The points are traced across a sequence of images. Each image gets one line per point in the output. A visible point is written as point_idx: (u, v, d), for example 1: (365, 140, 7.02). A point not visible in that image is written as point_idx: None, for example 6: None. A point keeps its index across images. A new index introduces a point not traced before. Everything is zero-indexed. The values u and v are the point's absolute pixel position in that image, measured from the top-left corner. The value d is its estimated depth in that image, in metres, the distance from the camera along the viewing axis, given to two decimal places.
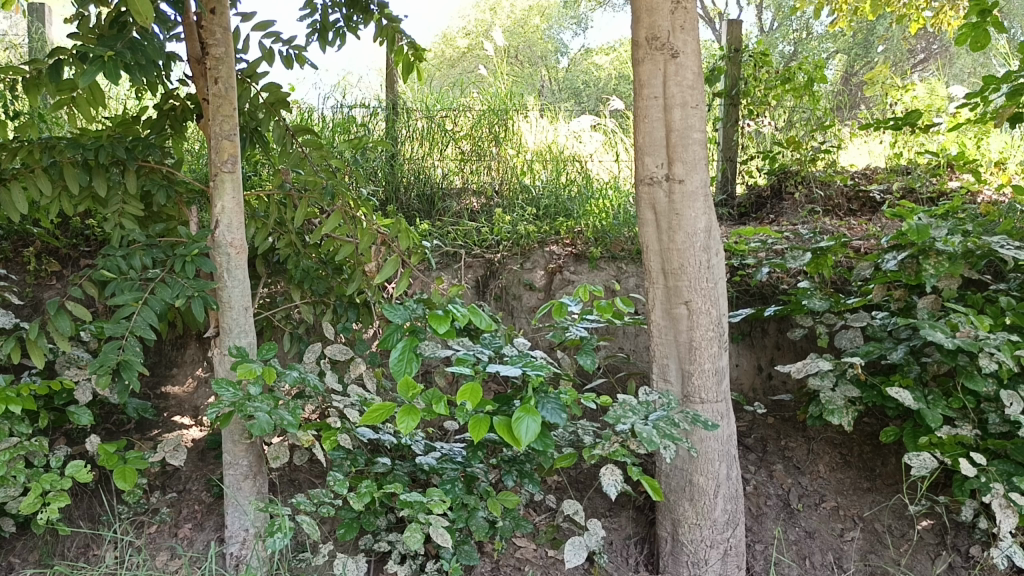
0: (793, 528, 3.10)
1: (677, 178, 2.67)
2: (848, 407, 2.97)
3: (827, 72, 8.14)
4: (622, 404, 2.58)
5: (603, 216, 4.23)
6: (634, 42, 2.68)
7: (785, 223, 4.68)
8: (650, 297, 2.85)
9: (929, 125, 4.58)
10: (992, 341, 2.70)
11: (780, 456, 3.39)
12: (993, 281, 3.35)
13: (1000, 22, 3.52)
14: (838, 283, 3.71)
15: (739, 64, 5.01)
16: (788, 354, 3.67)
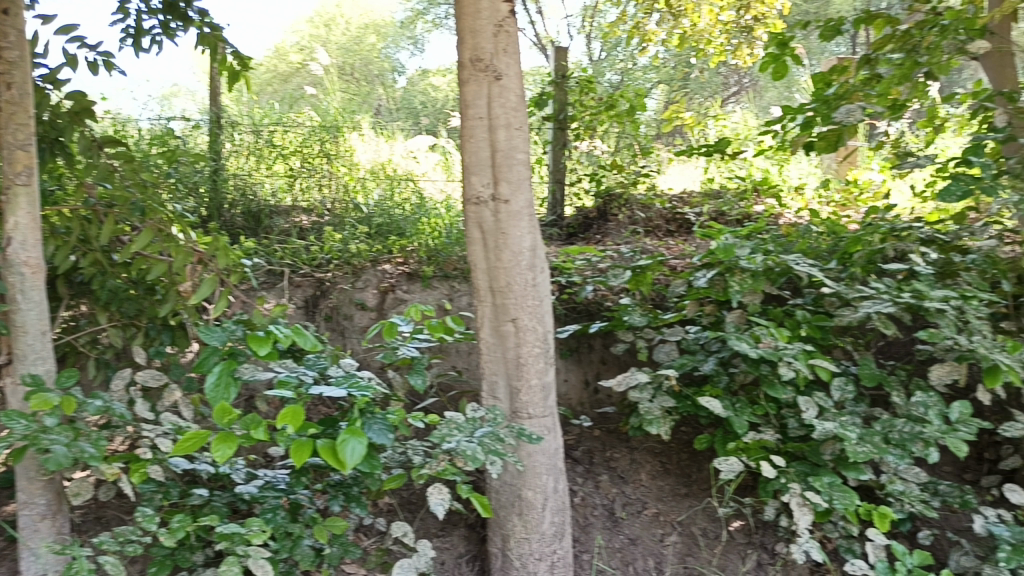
0: (616, 536, 3.22)
1: (502, 198, 2.71)
2: (665, 417, 3.13)
3: (650, 100, 8.61)
4: (448, 422, 2.59)
5: (435, 235, 4.26)
6: (459, 62, 2.71)
7: (610, 242, 4.90)
8: (478, 315, 2.86)
9: (737, 153, 4.91)
10: (789, 350, 2.95)
11: (605, 467, 3.51)
12: (792, 296, 3.64)
13: (796, 58, 3.86)
14: (657, 299, 3.90)
15: (566, 90, 5.22)
16: (612, 368, 3.82)
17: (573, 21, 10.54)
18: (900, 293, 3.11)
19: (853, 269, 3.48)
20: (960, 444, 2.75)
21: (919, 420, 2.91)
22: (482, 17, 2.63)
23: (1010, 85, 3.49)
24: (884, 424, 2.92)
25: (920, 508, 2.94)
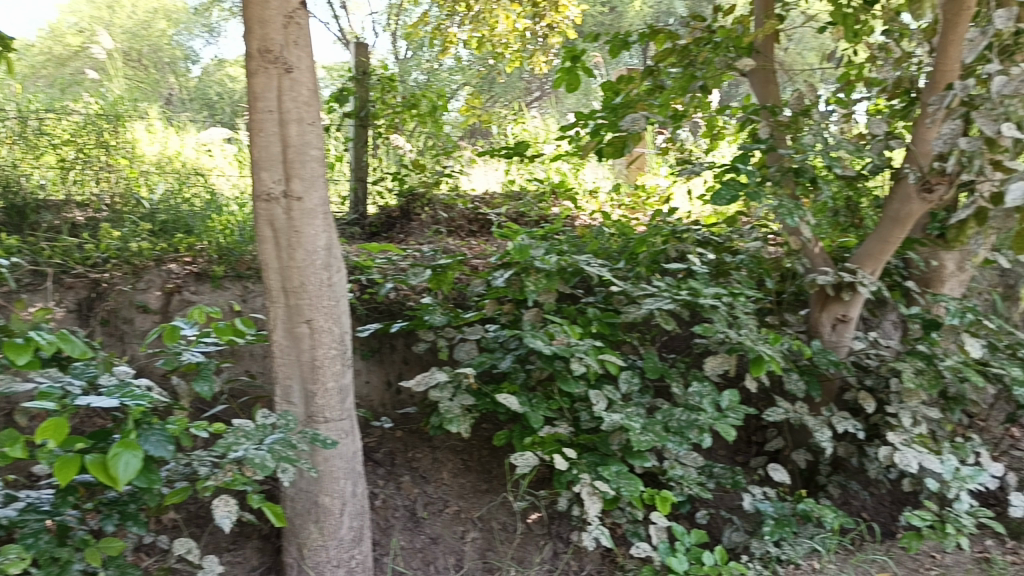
0: (417, 536, 3.20)
1: (295, 194, 2.62)
2: (464, 414, 3.15)
3: (454, 102, 8.68)
4: (236, 430, 2.47)
5: (227, 233, 4.05)
6: (246, 53, 2.57)
7: (412, 242, 4.86)
8: (270, 316, 2.75)
9: (536, 156, 5.05)
10: (580, 347, 3.07)
11: (407, 468, 3.48)
12: (585, 294, 3.81)
13: (588, 68, 4.03)
14: (458, 298, 3.93)
15: (367, 87, 5.15)
16: (414, 368, 3.81)
17: (379, 19, 10.40)
18: (679, 290, 3.33)
19: (639, 268, 3.69)
20: (729, 429, 2.99)
21: (696, 408, 3.13)
22: (270, 6, 2.50)
23: (772, 101, 3.79)
24: (664, 414, 3.12)
25: (697, 490, 3.16)
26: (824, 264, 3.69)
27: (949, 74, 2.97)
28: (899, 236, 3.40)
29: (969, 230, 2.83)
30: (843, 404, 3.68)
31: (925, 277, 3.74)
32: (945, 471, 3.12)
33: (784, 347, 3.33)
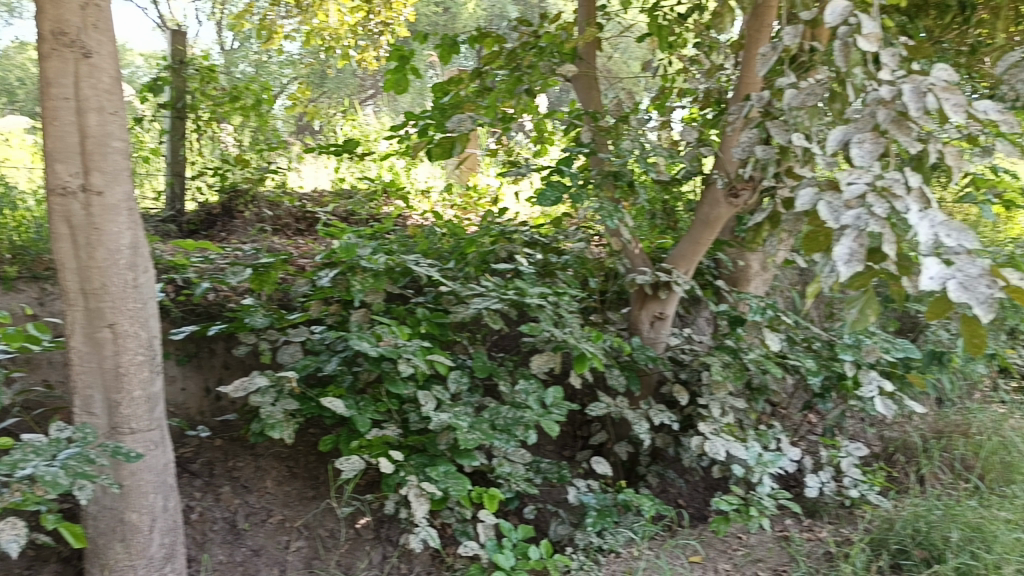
0: (238, 549, 3.05)
1: (95, 189, 2.42)
2: (287, 420, 3.02)
3: (283, 97, 8.37)
4: (24, 445, 2.25)
5: (21, 229, 3.69)
6: (36, 33, 2.34)
7: (234, 241, 4.62)
8: (67, 321, 2.52)
9: (366, 154, 4.96)
10: (408, 347, 3.03)
11: (227, 478, 3.29)
12: (414, 294, 3.79)
13: (416, 67, 4.01)
14: (283, 299, 3.79)
15: (184, 77, 4.83)
16: (236, 372, 3.63)
17: (201, 7, 9.88)
18: (506, 290, 3.37)
19: (468, 268, 3.71)
20: (553, 425, 3.05)
21: (521, 406, 3.17)
22: None
23: (594, 107, 3.91)
24: (491, 412, 3.15)
25: (524, 486, 3.21)
26: (644, 264, 3.86)
27: (752, 87, 3.12)
28: (709, 238, 3.62)
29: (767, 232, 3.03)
30: (661, 398, 3.87)
31: (734, 276, 3.99)
32: (750, 457, 3.34)
33: (606, 344, 3.45)
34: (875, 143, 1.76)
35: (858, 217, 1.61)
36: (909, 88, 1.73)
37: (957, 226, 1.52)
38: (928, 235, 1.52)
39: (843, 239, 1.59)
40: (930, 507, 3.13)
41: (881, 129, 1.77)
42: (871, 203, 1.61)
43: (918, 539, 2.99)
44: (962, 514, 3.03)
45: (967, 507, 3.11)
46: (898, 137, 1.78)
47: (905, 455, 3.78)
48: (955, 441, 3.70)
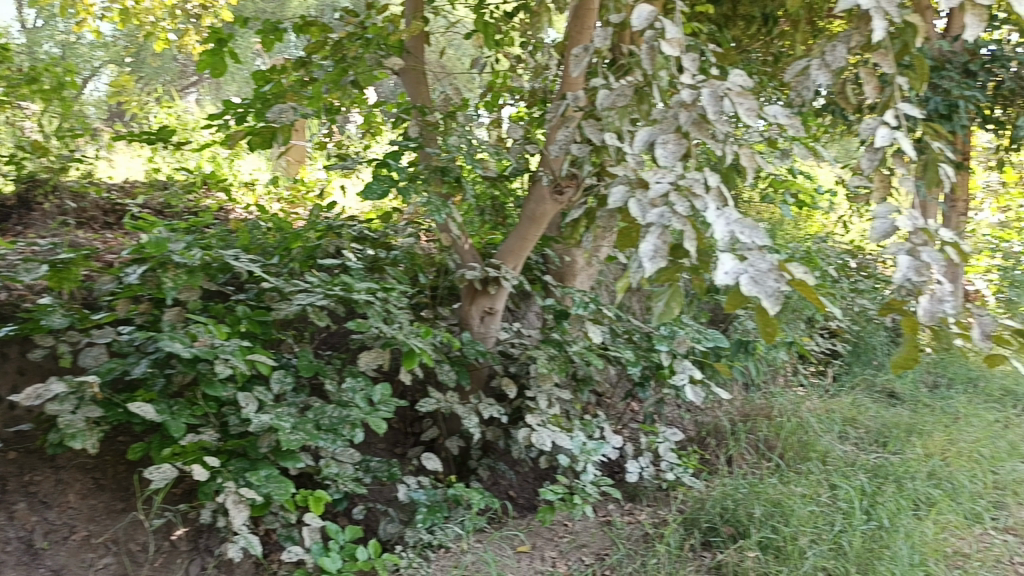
0: (35, 572, 2.85)
1: None
2: (91, 428, 2.80)
3: (93, 81, 7.77)
4: None
5: None
6: None
7: (31, 235, 4.23)
8: None
9: (183, 143, 4.68)
10: (226, 347, 2.89)
11: (23, 494, 3.01)
12: (235, 291, 3.62)
13: (236, 54, 3.82)
14: (87, 298, 3.51)
15: None
16: (34, 378, 3.30)
17: None
18: (331, 286, 3.29)
19: (293, 264, 3.59)
20: (380, 422, 3.01)
21: (348, 404, 3.10)
22: None
23: (422, 101, 3.87)
24: (315, 412, 3.05)
25: (352, 486, 3.14)
26: (473, 260, 3.88)
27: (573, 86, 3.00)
28: (536, 234, 3.67)
29: (585, 229, 3.12)
30: (491, 391, 3.91)
31: (560, 271, 4.10)
32: (574, 447, 3.44)
33: (434, 339, 3.44)
34: (677, 144, 1.84)
35: (662, 215, 1.67)
36: (707, 92, 1.83)
37: (750, 224, 1.60)
38: (724, 232, 1.59)
39: (648, 236, 1.65)
40: (737, 485, 3.35)
41: (683, 131, 1.85)
42: (674, 202, 1.68)
43: (726, 516, 3.20)
44: (764, 491, 3.27)
45: (768, 484, 3.36)
46: (697, 138, 1.87)
47: (716, 438, 4.03)
48: (760, 423, 3.99)
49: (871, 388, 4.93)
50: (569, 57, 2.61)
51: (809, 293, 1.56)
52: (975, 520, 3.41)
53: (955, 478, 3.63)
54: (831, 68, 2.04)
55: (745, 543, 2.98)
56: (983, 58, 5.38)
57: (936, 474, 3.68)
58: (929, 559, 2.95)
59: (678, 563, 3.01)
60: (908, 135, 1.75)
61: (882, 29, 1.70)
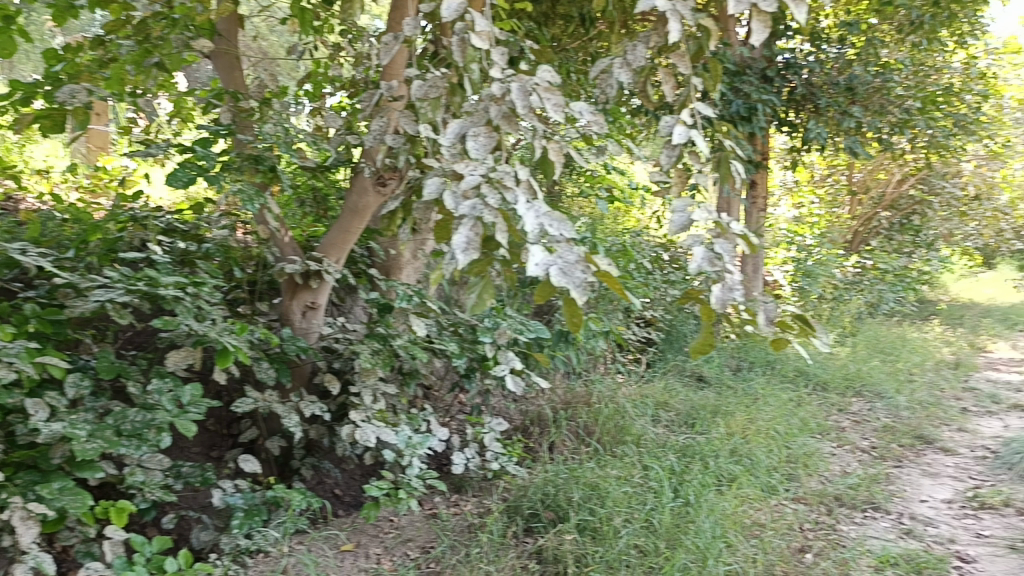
0: None
1: None
2: None
3: None
4: None
5: None
6: None
7: None
8: None
9: None
10: (8, 350, 2.62)
11: None
12: (24, 288, 3.30)
13: (24, 28, 3.47)
14: None
15: None
16: None
17: None
18: (134, 281, 3.06)
19: (91, 258, 3.32)
20: (189, 425, 2.84)
21: (153, 407, 2.90)
22: None
23: (235, 88, 3.68)
24: (115, 417, 2.82)
25: (160, 494, 2.95)
26: (293, 253, 3.74)
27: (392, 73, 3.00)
28: (358, 227, 3.60)
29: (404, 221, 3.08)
30: (313, 388, 3.79)
31: (384, 265, 4.05)
32: (400, 441, 3.39)
33: (251, 336, 3.29)
34: (488, 137, 1.85)
35: (474, 207, 1.65)
36: (517, 86, 1.85)
37: (558, 217, 1.61)
38: (534, 225, 1.60)
39: (460, 228, 1.64)
40: (557, 471, 3.45)
41: (493, 124, 1.86)
42: (485, 194, 1.67)
43: (547, 502, 3.29)
44: (583, 475, 3.40)
45: (587, 468, 3.49)
46: (508, 132, 1.89)
47: (539, 426, 4.13)
48: (580, 410, 4.13)
49: (682, 373, 5.25)
50: (379, 46, 2.55)
51: (614, 284, 1.59)
52: (771, 492, 3.70)
53: (753, 454, 3.93)
54: (632, 67, 2.12)
55: (564, 526, 3.07)
56: (778, 65, 5.83)
57: (737, 451, 3.96)
58: (730, 531, 3.15)
59: (500, 551, 3.04)
60: (702, 134, 1.86)
61: (677, 31, 1.79)
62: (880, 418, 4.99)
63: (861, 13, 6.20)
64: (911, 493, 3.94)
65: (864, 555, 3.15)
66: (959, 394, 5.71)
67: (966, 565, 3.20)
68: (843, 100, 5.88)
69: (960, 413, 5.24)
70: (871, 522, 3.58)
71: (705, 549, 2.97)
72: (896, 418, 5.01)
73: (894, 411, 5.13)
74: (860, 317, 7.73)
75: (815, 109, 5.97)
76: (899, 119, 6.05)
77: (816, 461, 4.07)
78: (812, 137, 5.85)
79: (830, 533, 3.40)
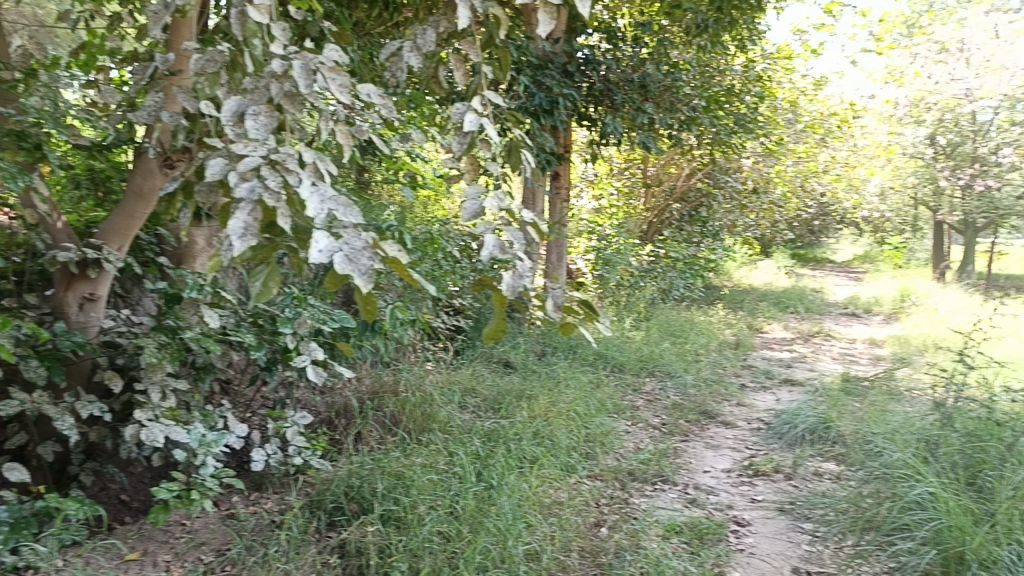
0: None
1: None
2: None
3: None
4: None
5: None
6: None
7: None
8: None
9: None
10: None
11: None
12: None
13: None
14: None
15: None
16: None
17: None
18: None
19: None
20: None
21: None
22: None
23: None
24: None
25: None
26: (67, 240, 3.40)
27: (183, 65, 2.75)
28: (145, 211, 3.33)
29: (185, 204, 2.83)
30: (94, 388, 3.49)
31: (176, 254, 3.78)
32: (192, 441, 3.17)
33: (16, 330, 2.95)
34: (270, 117, 1.78)
35: (253, 190, 1.57)
36: (299, 64, 1.78)
37: (344, 201, 1.56)
38: (319, 210, 1.54)
39: (238, 213, 1.55)
40: (362, 462, 3.40)
41: (275, 103, 1.79)
42: (265, 176, 1.60)
43: (351, 494, 3.23)
44: (387, 465, 3.37)
45: (391, 457, 3.46)
46: (290, 111, 1.82)
47: (345, 418, 4.03)
48: (386, 400, 4.08)
49: (489, 359, 5.36)
50: (150, 16, 2.35)
51: (403, 270, 1.57)
52: (570, 471, 3.84)
53: (554, 436, 4.07)
54: (422, 52, 2.10)
55: (368, 518, 3.03)
56: (578, 61, 6.03)
57: (540, 433, 4.09)
58: (530, 511, 3.24)
59: (300, 548, 2.94)
60: (492, 122, 1.88)
61: (465, 17, 1.80)
62: (669, 396, 5.34)
63: (653, 15, 6.57)
64: (696, 465, 4.25)
65: (653, 525, 3.35)
66: (738, 371, 6.24)
67: (741, 528, 3.50)
68: (637, 97, 6.20)
69: (738, 389, 5.72)
70: (659, 494, 3.83)
71: (505, 530, 3.03)
72: (683, 395, 5.39)
73: (682, 388, 5.51)
74: (654, 303, 8.22)
75: (612, 105, 6.26)
76: (687, 117, 6.52)
77: (612, 439, 4.28)
78: (609, 131, 6.09)
79: (623, 507, 3.59)
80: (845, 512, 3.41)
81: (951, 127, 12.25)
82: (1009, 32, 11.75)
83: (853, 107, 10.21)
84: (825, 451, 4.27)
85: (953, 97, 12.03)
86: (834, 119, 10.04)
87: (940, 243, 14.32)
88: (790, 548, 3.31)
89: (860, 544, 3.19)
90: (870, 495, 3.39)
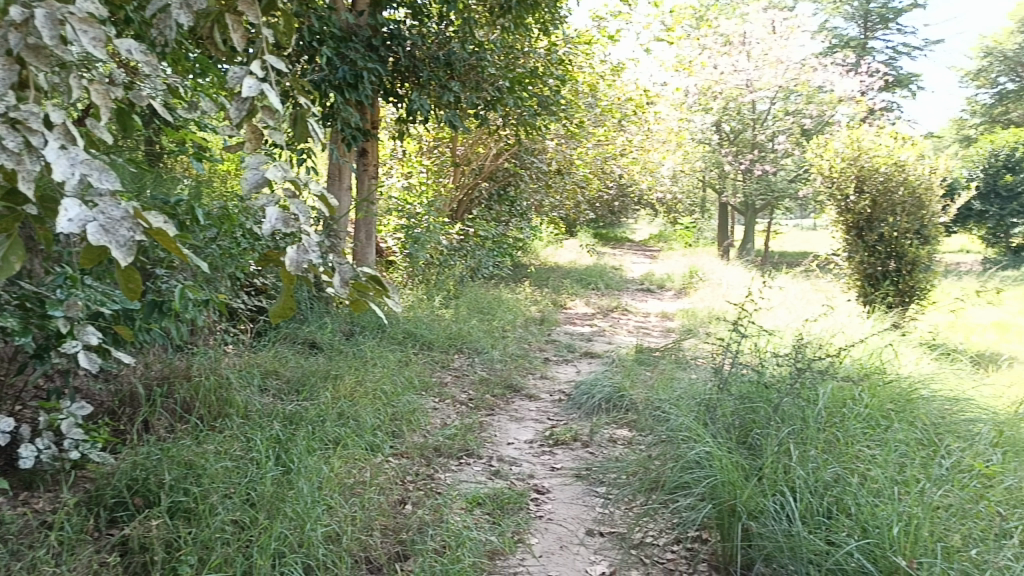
0: None
1: None
2: None
3: None
4: None
5: None
6: None
7: None
8: None
9: None
10: None
11: None
12: None
13: None
14: None
15: None
16: None
17: None
18: None
19: None
20: None
21: None
22: None
23: None
24: None
25: None
26: None
27: None
28: None
29: None
30: None
31: None
32: None
33: None
34: (9, 70, 1.61)
35: None
36: (41, 13, 1.60)
37: (99, 165, 1.44)
38: (70, 175, 1.41)
39: None
40: (147, 453, 3.20)
41: (14, 55, 1.63)
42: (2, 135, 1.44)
43: (134, 488, 3.02)
44: (176, 454, 3.20)
45: (182, 446, 3.27)
46: (33, 66, 1.68)
47: (131, 407, 3.73)
48: (177, 386, 3.83)
49: (293, 341, 5.19)
50: None
51: (170, 244, 1.46)
52: (375, 450, 3.80)
53: (359, 416, 4.00)
54: (192, 9, 1.96)
55: (152, 511, 2.84)
56: (383, 35, 5.90)
57: (344, 414, 4.01)
58: (330, 493, 3.17)
59: (75, 549, 2.70)
60: (274, 88, 1.78)
61: None
62: (477, 372, 5.42)
63: None
64: (500, 438, 4.35)
65: (456, 498, 3.41)
66: (543, 346, 6.43)
67: (541, 495, 3.68)
68: (443, 75, 6.19)
69: (542, 363, 5.91)
70: (463, 468, 3.89)
71: (303, 514, 2.95)
72: (490, 371, 5.49)
73: (488, 364, 5.62)
74: (463, 281, 8.32)
75: (418, 81, 6.21)
76: (492, 97, 6.59)
77: (419, 417, 4.29)
78: (415, 108, 6.03)
79: (428, 483, 3.62)
80: (635, 474, 3.63)
81: (734, 115, 13.24)
82: (782, 29, 13.23)
83: (648, 94, 10.78)
84: (620, 419, 4.52)
85: (735, 87, 13.09)
86: (630, 105, 10.53)
87: (724, 224, 15.51)
88: (585, 511, 3.54)
89: (648, 503, 3.41)
90: (657, 457, 3.62)
